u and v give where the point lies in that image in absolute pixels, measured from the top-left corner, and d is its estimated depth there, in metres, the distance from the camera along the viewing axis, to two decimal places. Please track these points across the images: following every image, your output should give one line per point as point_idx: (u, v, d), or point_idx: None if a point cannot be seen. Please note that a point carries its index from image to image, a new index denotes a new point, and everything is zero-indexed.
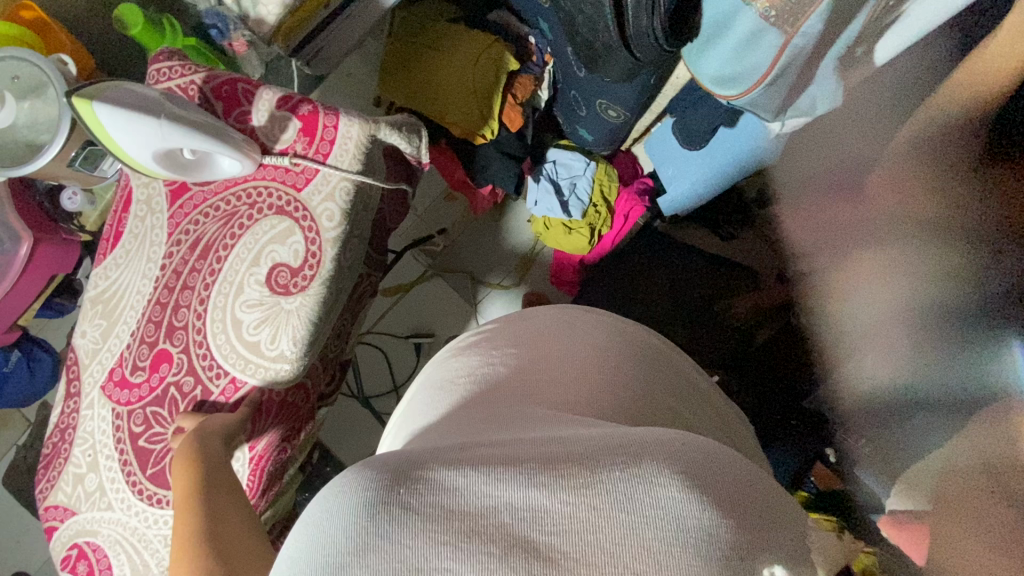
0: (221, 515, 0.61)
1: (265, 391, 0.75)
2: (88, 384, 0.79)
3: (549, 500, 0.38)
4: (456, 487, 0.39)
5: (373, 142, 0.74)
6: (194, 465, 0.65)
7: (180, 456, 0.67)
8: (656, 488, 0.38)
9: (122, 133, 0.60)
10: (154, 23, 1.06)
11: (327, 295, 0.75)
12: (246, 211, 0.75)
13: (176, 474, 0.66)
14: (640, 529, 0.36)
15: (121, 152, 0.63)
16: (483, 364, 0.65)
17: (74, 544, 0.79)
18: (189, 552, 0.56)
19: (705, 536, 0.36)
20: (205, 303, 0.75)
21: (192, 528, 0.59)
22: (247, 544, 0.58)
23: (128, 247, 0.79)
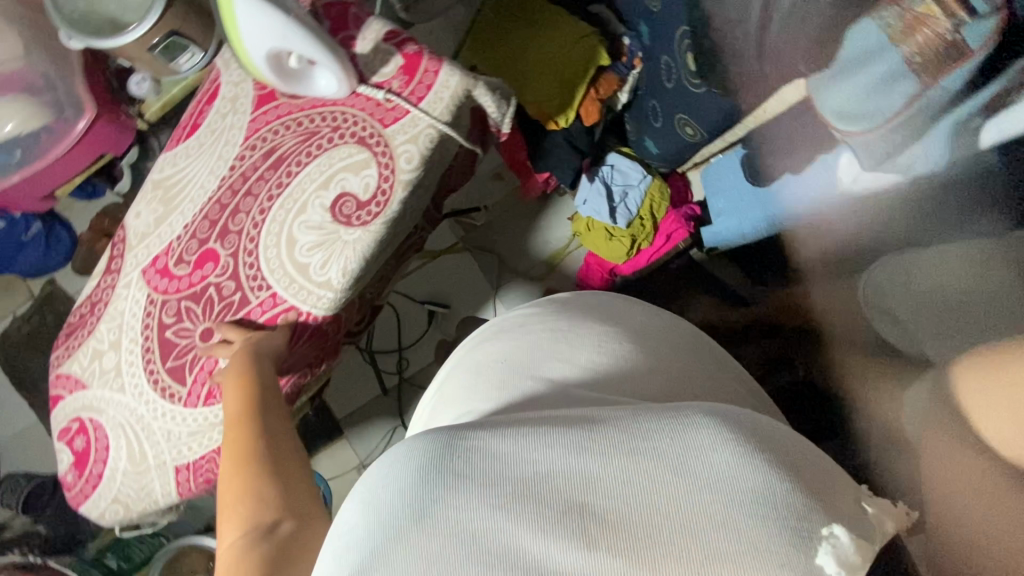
0: (271, 434, 0.62)
1: (303, 314, 0.75)
2: (127, 265, 0.78)
3: (601, 466, 0.37)
4: (506, 455, 0.39)
5: (467, 99, 0.74)
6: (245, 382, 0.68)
7: (233, 372, 0.69)
8: (711, 448, 0.37)
9: (246, 23, 0.60)
10: None
11: (386, 235, 0.75)
12: (327, 133, 0.74)
13: (228, 389, 0.68)
14: (696, 487, 0.35)
15: (237, 43, 0.62)
16: (522, 347, 0.64)
17: (76, 417, 0.79)
18: (242, 465, 0.58)
19: (763, 494, 0.35)
20: (265, 213, 0.75)
21: (245, 443, 0.61)
22: (291, 457, 0.60)
23: (202, 140, 0.78)
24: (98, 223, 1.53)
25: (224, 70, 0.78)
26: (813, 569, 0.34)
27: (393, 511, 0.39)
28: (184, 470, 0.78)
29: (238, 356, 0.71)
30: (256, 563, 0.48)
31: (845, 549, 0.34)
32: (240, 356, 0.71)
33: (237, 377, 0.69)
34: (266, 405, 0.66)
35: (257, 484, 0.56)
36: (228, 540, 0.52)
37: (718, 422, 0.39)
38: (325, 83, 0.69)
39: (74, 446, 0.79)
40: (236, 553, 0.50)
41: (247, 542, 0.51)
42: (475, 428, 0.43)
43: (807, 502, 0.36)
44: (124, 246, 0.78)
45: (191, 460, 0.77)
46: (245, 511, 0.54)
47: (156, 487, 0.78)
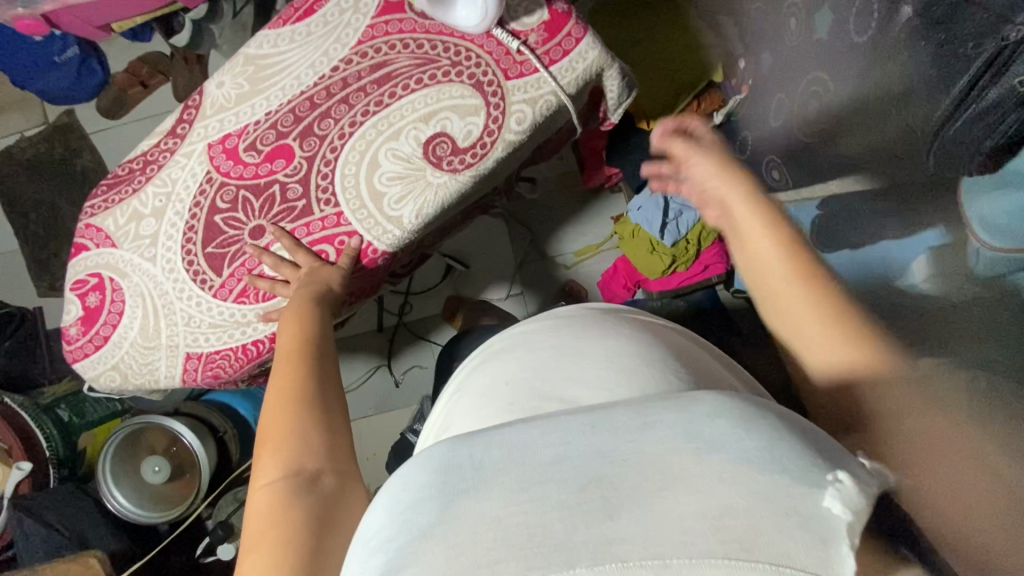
0: (321, 379, 0.59)
1: (363, 242, 0.72)
2: (193, 134, 0.72)
3: (597, 440, 0.30)
4: (494, 446, 0.32)
5: (597, 76, 0.71)
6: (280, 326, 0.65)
7: (297, 303, 0.66)
8: (715, 416, 0.31)
9: None
10: None
11: (470, 188, 0.72)
12: (445, 65, 0.69)
13: (286, 322, 0.65)
14: (704, 458, 0.28)
15: None
16: (529, 371, 0.50)
17: (95, 273, 0.74)
18: (278, 413, 0.56)
19: (768, 450, 0.28)
20: (355, 127, 0.70)
21: (289, 385, 0.57)
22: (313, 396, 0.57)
23: (312, 28, 0.71)
24: (136, 68, 1.48)
25: None
26: (823, 516, 0.26)
27: (415, 509, 0.30)
28: (194, 358, 0.74)
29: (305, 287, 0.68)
30: (298, 511, 0.48)
31: (855, 492, 0.27)
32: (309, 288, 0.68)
33: (296, 313, 0.66)
34: (315, 346, 0.62)
35: (295, 435, 0.53)
36: (262, 486, 0.51)
37: (715, 398, 0.33)
38: (462, 16, 0.65)
39: (86, 301, 0.75)
40: (273, 503, 0.49)
41: (285, 492, 0.49)
42: (486, 431, 0.36)
43: (801, 449, 0.29)
44: (196, 113, 0.73)
45: (205, 351, 0.74)
46: (281, 464, 0.51)
47: (160, 367, 0.75)
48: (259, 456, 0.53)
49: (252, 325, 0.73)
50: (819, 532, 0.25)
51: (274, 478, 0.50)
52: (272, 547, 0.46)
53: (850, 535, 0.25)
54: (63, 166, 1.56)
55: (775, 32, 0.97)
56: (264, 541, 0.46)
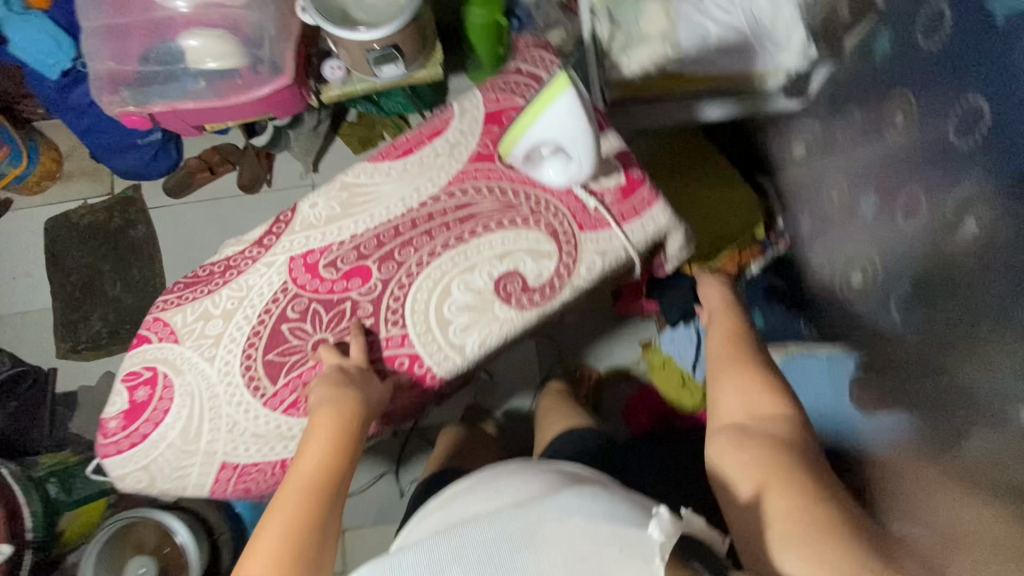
0: (316, 509, 0.57)
1: (422, 368, 0.73)
2: (279, 246, 0.76)
3: (499, 530, 0.50)
4: (437, 548, 0.50)
5: (664, 236, 0.76)
6: (309, 433, 0.63)
7: (332, 422, 0.63)
8: (568, 511, 0.50)
9: (556, 119, 0.62)
10: (497, 25, 1.29)
11: (533, 325, 0.74)
12: (524, 211, 0.74)
13: (316, 438, 0.62)
14: (563, 522, 0.49)
15: (528, 120, 0.64)
16: (454, 515, 0.57)
17: (151, 367, 0.74)
18: (256, 544, 0.54)
19: (601, 512, 0.50)
20: (433, 257, 0.74)
21: (286, 515, 0.56)
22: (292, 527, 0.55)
23: (408, 167, 0.77)
24: (208, 155, 1.55)
25: (458, 116, 0.78)
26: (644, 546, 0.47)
27: None
28: (229, 468, 0.73)
29: (330, 414, 0.64)
30: None
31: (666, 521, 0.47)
32: (337, 415, 0.64)
33: (309, 440, 0.62)
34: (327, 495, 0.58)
35: None
36: None
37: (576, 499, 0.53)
38: (549, 174, 0.69)
39: (134, 394, 0.73)
40: None
41: None
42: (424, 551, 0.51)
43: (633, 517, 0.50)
44: (286, 227, 0.77)
45: (242, 463, 0.73)
46: None
47: (192, 471, 0.73)
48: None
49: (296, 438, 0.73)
50: (646, 553, 0.46)
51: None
52: None
53: (661, 550, 0.45)
54: (113, 235, 1.60)
55: (817, 204, 1.04)
56: None
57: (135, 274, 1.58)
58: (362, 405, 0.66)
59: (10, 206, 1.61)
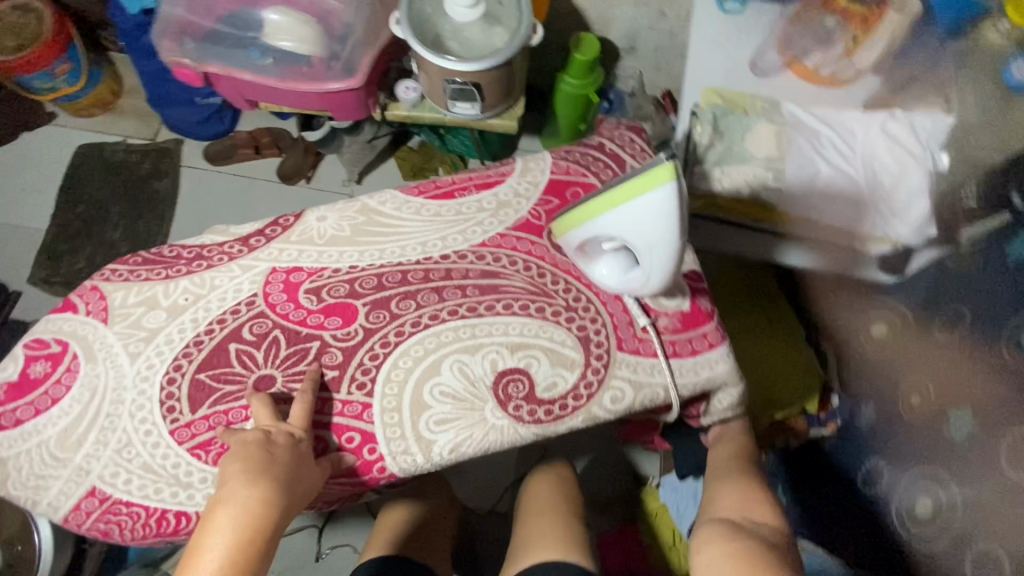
0: None
1: (373, 453, 0.57)
2: (266, 250, 0.64)
3: None
4: None
5: (715, 387, 0.61)
6: (205, 533, 0.47)
7: (234, 524, 0.47)
8: None
9: (638, 218, 0.48)
10: (587, 101, 1.21)
11: (525, 443, 0.59)
12: (557, 305, 0.61)
13: (211, 545, 0.46)
14: None
15: (602, 204, 0.50)
16: None
17: (62, 341, 0.60)
18: None
19: None
20: (434, 322, 0.60)
21: None
22: None
23: (441, 210, 0.66)
24: (259, 134, 1.50)
25: (517, 174, 0.67)
26: None
27: None
28: (96, 498, 0.56)
29: (227, 522, 0.47)
30: None
31: None
32: (234, 525, 0.47)
33: (197, 553, 0.46)
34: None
35: None
36: None
37: None
38: (602, 272, 0.57)
39: (29, 368, 0.60)
40: None
41: None
42: None
43: None
44: (282, 232, 0.65)
45: (114, 496, 0.56)
46: None
47: (49, 487, 0.57)
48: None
49: (189, 490, 0.56)
50: None
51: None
52: None
53: None
54: (136, 180, 1.53)
55: (887, 399, 0.89)
56: None
57: (140, 224, 1.49)
58: (281, 502, 0.49)
59: (52, 120, 1.57)
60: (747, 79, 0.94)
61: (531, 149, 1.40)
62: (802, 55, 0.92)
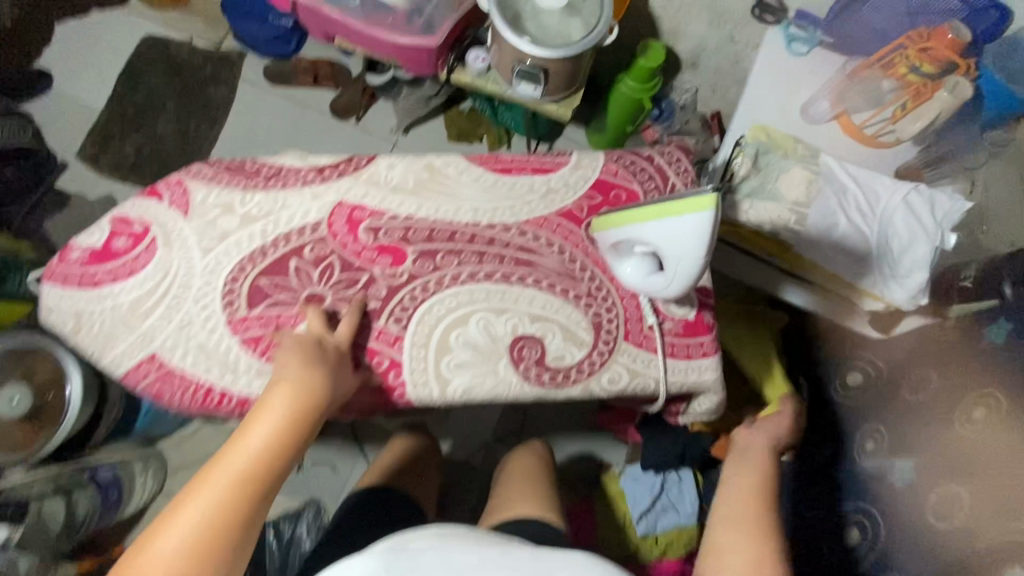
0: (248, 496, 0.52)
1: (396, 379, 0.66)
2: (335, 183, 0.71)
3: None
4: None
5: (699, 390, 0.69)
6: (264, 400, 0.56)
7: (289, 396, 0.56)
8: None
9: (674, 232, 0.55)
10: (639, 107, 1.27)
11: (525, 400, 0.67)
12: (580, 289, 0.68)
13: (268, 409, 0.55)
14: None
15: (646, 214, 0.57)
16: None
17: (145, 223, 0.68)
18: (176, 511, 0.50)
19: None
20: (469, 280, 0.68)
21: (216, 494, 0.51)
22: (221, 512, 0.50)
23: (496, 184, 0.71)
24: (322, 65, 1.54)
25: (572, 165, 0.73)
26: None
27: None
28: (156, 363, 0.65)
29: (286, 395, 0.56)
30: None
31: None
32: (290, 398, 0.56)
33: (257, 415, 0.55)
34: (252, 497, 0.52)
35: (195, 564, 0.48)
36: None
37: None
38: (626, 270, 0.64)
39: (113, 239, 0.67)
40: None
41: None
42: None
43: None
44: (352, 170, 0.71)
45: (171, 365, 0.65)
46: None
47: (115, 347, 0.65)
48: (138, 542, 0.49)
49: (236, 374, 0.65)
50: None
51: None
52: None
53: None
54: (195, 81, 1.57)
55: (845, 441, 0.98)
56: None
57: (191, 125, 1.54)
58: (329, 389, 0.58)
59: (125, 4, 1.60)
60: (794, 123, 1.00)
61: (576, 139, 1.46)
62: (852, 111, 0.99)
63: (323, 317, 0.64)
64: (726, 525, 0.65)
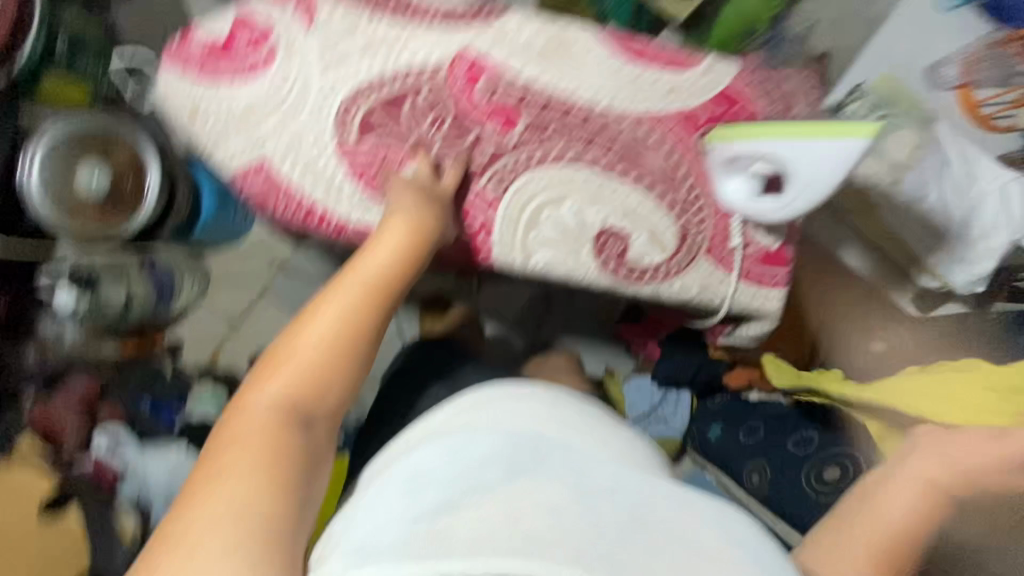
0: (371, 305, 0.56)
1: (484, 240, 0.70)
2: (462, 27, 0.67)
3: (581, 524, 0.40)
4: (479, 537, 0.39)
5: (753, 316, 0.74)
6: (382, 228, 0.61)
7: (405, 222, 0.61)
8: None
9: (794, 154, 0.58)
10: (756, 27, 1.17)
11: (595, 287, 0.72)
12: (679, 197, 0.69)
13: (387, 234, 0.60)
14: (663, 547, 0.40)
15: (773, 131, 0.59)
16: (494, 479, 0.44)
17: (268, 25, 0.65)
18: (305, 318, 0.54)
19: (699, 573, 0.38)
20: (575, 162, 0.68)
21: (341, 300, 0.55)
22: (347, 317, 0.54)
23: (627, 69, 0.68)
24: None
25: (706, 67, 0.70)
26: None
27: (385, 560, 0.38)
28: (266, 169, 0.68)
29: (402, 223, 0.61)
30: (282, 436, 0.49)
31: None
32: (407, 225, 0.61)
33: (375, 240, 0.60)
34: (376, 307, 0.56)
35: (326, 359, 0.53)
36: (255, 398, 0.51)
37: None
38: (731, 187, 0.65)
39: (236, 34, 0.66)
40: (259, 417, 0.49)
41: (278, 414, 0.50)
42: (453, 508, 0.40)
43: None
44: (482, 17, 0.68)
45: (280, 174, 0.68)
46: (291, 380, 0.51)
47: (229, 145, 0.68)
48: (284, 339, 0.54)
49: (340, 199, 0.69)
50: None
51: (295, 388, 0.51)
52: (241, 452, 0.47)
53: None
54: None
55: None
56: (244, 430, 0.48)
57: None
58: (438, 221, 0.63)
59: None
60: (916, 83, 0.96)
61: None
62: (979, 84, 0.95)
63: (430, 164, 0.67)
64: (882, 502, 0.56)
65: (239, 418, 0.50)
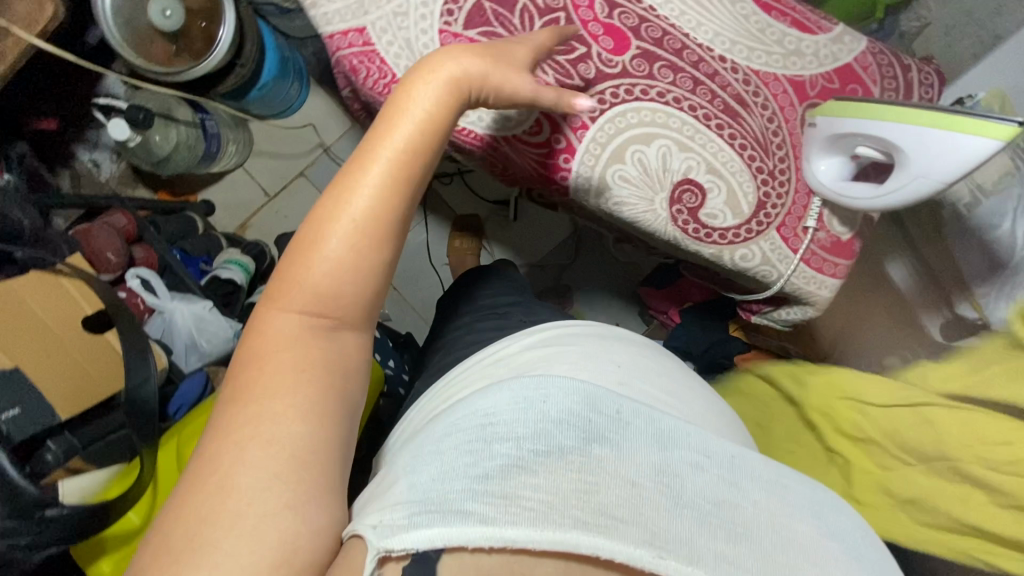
0: (399, 181, 0.46)
1: (565, 163, 0.68)
2: None
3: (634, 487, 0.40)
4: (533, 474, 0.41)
5: (802, 301, 0.75)
6: (407, 89, 0.48)
7: (442, 84, 0.48)
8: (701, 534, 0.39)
9: (916, 140, 0.54)
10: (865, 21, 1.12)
11: (659, 237, 0.71)
12: (766, 163, 0.68)
13: (416, 98, 0.48)
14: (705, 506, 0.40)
15: (900, 113, 0.55)
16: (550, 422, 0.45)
17: None
18: (316, 214, 0.45)
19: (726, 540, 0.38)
20: (676, 101, 0.67)
21: (360, 182, 0.45)
22: (370, 203, 0.45)
23: (751, 15, 0.69)
24: None
25: (829, 37, 0.70)
26: None
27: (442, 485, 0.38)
28: (361, 37, 0.65)
29: (437, 84, 0.48)
30: (311, 355, 0.43)
31: None
32: (441, 88, 0.48)
33: (398, 103, 0.47)
34: (407, 181, 0.46)
35: (350, 255, 0.44)
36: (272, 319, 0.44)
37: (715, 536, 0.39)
38: (823, 166, 0.65)
39: None
40: (283, 337, 0.43)
41: (305, 332, 0.44)
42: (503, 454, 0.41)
43: None
44: None
45: (374, 46, 0.65)
46: (310, 288, 0.44)
47: (330, 2, 0.65)
48: (297, 240, 0.45)
49: None
50: None
51: (315, 304, 0.44)
52: (262, 381, 0.41)
53: None
54: None
55: None
56: (267, 353, 0.43)
57: None
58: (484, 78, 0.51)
59: None
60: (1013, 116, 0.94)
61: None
62: None
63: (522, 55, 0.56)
64: None
65: (257, 341, 0.43)
